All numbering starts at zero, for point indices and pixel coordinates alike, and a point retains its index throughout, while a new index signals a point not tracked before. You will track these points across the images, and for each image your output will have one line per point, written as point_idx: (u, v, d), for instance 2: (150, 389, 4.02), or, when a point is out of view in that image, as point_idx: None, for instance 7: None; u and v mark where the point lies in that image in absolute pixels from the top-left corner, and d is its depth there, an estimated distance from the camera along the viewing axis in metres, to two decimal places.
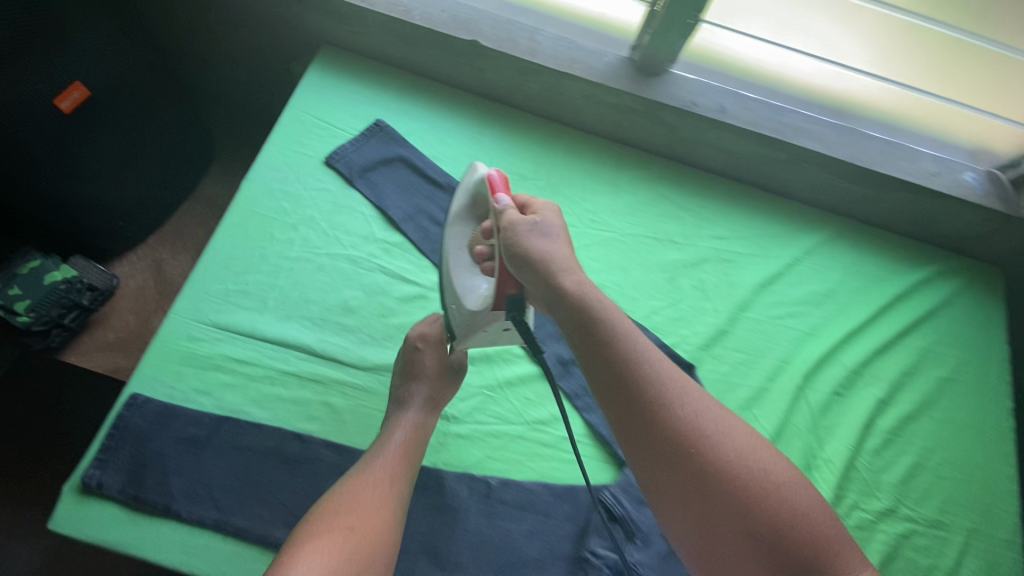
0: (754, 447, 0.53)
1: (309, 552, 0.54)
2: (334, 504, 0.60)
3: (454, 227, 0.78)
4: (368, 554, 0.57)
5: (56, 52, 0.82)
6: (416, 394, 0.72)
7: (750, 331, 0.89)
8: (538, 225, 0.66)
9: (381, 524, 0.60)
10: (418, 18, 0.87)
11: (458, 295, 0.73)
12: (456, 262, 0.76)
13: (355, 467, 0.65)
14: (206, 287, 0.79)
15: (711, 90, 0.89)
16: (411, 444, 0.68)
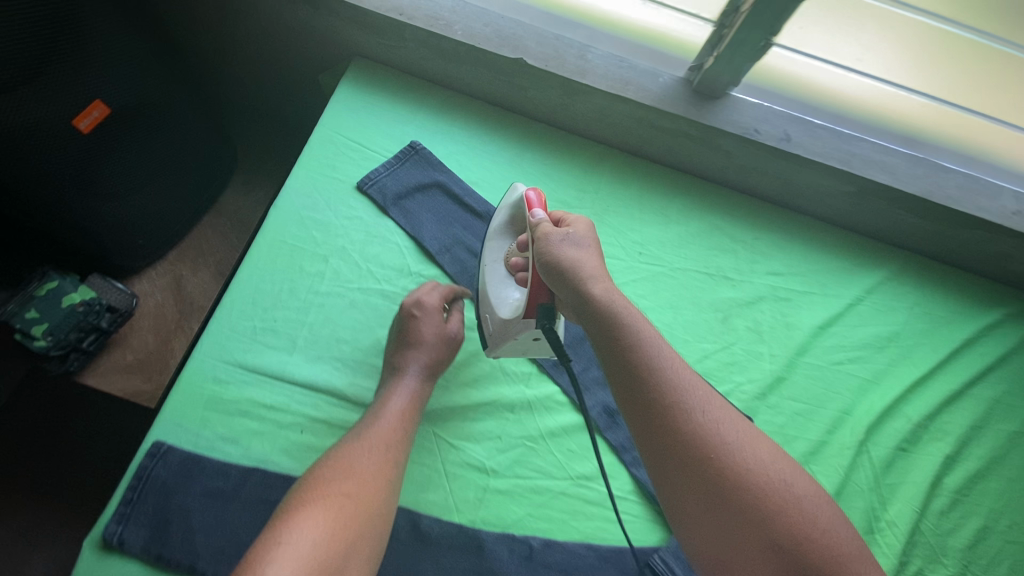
0: (777, 459, 0.52)
1: (305, 515, 0.53)
2: (331, 469, 0.59)
3: (491, 241, 0.81)
4: (363, 527, 0.56)
5: (77, 69, 0.76)
6: (414, 359, 0.72)
7: (808, 378, 0.83)
8: (567, 236, 0.68)
9: (376, 494, 0.59)
10: (459, 33, 0.80)
11: (493, 307, 0.75)
12: (492, 275, 0.78)
13: (353, 431, 0.65)
14: (232, 324, 0.75)
15: (775, 116, 0.82)
16: (408, 411, 0.68)
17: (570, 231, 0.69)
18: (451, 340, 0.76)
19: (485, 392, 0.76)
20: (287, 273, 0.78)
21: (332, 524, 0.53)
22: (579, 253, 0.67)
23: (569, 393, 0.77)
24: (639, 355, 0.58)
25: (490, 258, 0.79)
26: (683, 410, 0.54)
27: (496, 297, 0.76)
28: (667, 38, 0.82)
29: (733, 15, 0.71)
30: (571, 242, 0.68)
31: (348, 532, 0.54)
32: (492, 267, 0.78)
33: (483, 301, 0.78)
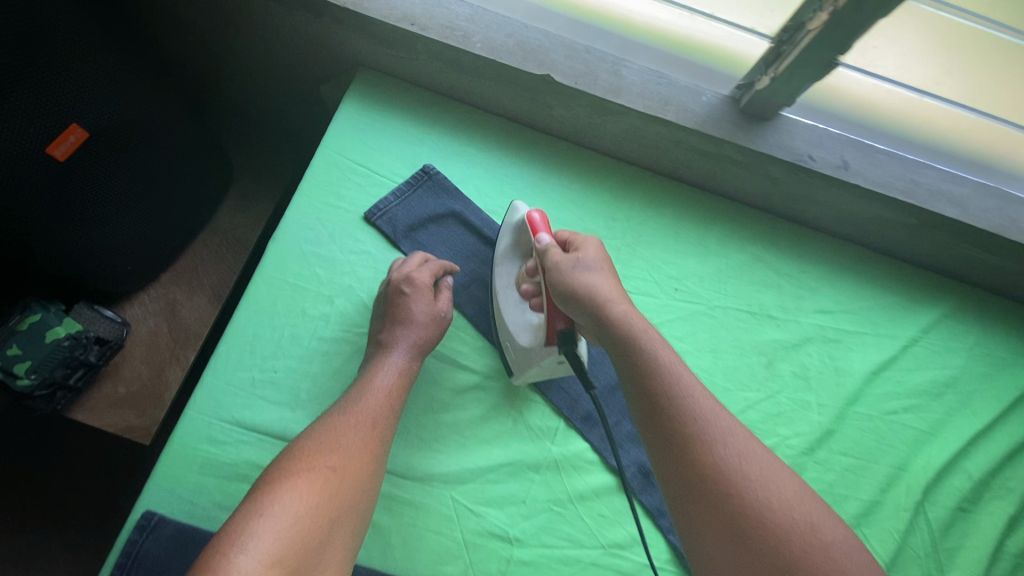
0: (797, 496, 0.48)
1: (289, 489, 0.51)
2: (319, 440, 0.57)
3: (499, 262, 0.73)
4: (346, 502, 0.54)
5: (49, 91, 0.68)
6: (401, 337, 0.67)
7: (858, 430, 0.76)
8: (583, 263, 0.63)
9: (362, 469, 0.57)
10: (478, 46, 0.71)
11: (512, 333, 0.68)
12: (506, 299, 0.70)
13: (339, 406, 0.62)
14: (228, 376, 0.68)
15: (831, 140, 0.73)
16: (396, 387, 0.65)
17: (584, 256, 0.64)
18: (440, 319, 0.71)
19: (507, 451, 0.69)
20: (287, 315, 0.71)
21: (315, 500, 0.51)
22: (593, 277, 0.62)
23: (601, 452, 0.71)
24: (659, 381, 0.54)
25: (501, 283, 0.71)
26: (700, 437, 0.51)
27: (513, 322, 0.69)
28: (712, 50, 0.71)
29: (795, 31, 0.62)
30: (589, 268, 0.62)
31: (331, 507, 0.52)
32: (505, 292, 0.71)
33: (499, 326, 0.71)
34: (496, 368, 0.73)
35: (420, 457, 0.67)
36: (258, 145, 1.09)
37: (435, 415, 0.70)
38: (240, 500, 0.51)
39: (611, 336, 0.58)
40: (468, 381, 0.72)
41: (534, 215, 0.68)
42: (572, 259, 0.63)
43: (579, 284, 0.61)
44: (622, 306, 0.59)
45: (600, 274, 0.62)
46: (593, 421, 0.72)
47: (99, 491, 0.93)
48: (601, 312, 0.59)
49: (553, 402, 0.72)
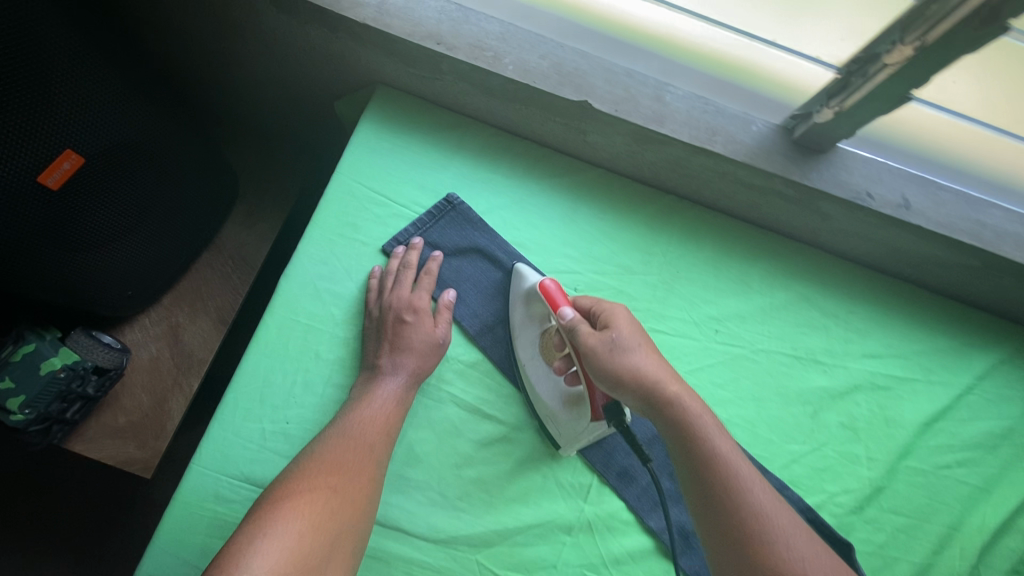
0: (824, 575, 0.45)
1: (287, 511, 0.50)
2: (317, 456, 0.56)
3: (516, 329, 0.69)
4: (348, 516, 0.53)
5: (37, 116, 0.61)
6: (401, 364, 0.64)
7: (909, 485, 0.71)
8: (621, 343, 0.57)
9: (363, 482, 0.55)
10: (510, 68, 0.65)
11: (555, 406, 0.64)
12: (537, 369, 0.67)
13: (334, 429, 0.59)
14: (237, 428, 0.63)
15: (891, 176, 0.67)
16: (395, 409, 0.62)
17: (620, 332, 0.58)
18: (439, 344, 0.67)
19: (536, 510, 0.65)
20: (298, 359, 0.66)
21: (315, 518, 0.51)
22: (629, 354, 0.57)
23: (638, 513, 0.66)
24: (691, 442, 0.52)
25: (526, 354, 0.67)
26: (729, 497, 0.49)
27: (552, 394, 0.65)
28: (765, 76, 0.65)
29: (865, 63, 0.56)
30: (630, 348, 0.57)
31: (333, 523, 0.51)
32: (532, 362, 0.67)
33: (535, 398, 0.67)
34: (525, 419, 0.68)
35: (443, 518, 0.63)
36: (264, 157, 1.03)
37: (458, 471, 0.65)
38: (239, 523, 0.50)
39: (667, 425, 0.54)
40: (494, 432, 0.67)
41: (547, 285, 0.64)
42: (608, 340, 0.58)
43: (625, 369, 0.56)
44: (675, 388, 0.54)
45: (640, 351, 0.57)
46: (629, 477, 0.67)
47: (103, 507, 0.92)
48: (656, 400, 0.54)
49: (586, 456, 0.67)
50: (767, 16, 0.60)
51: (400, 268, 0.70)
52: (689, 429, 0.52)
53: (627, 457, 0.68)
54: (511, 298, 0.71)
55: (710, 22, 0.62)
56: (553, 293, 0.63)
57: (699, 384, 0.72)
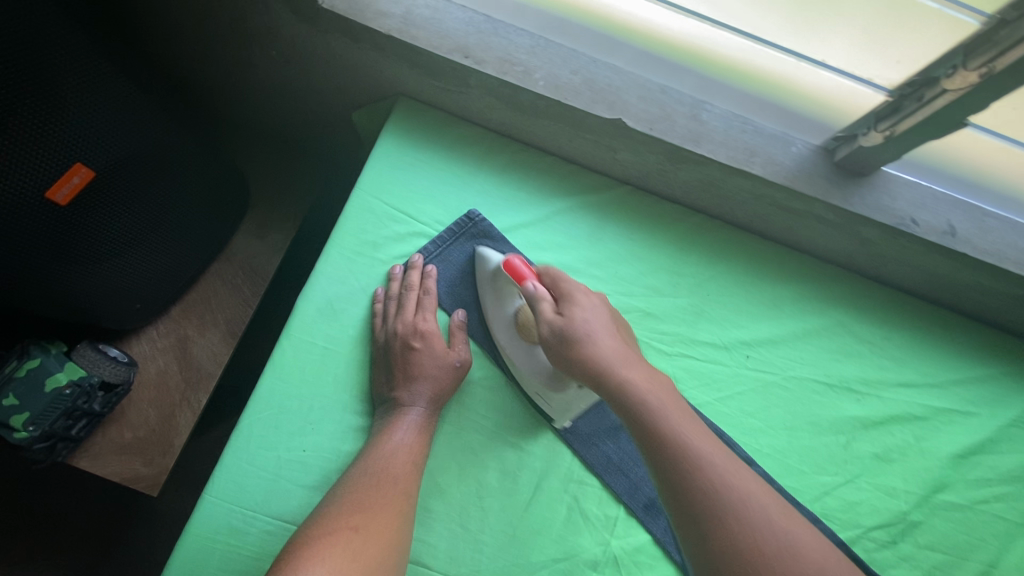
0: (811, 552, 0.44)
1: (309, 557, 0.47)
2: (338, 499, 0.53)
3: (489, 312, 0.68)
4: (378, 558, 0.49)
5: (48, 129, 0.58)
6: (419, 394, 0.61)
7: (948, 520, 0.67)
8: (579, 325, 0.56)
9: (390, 520, 0.52)
10: (541, 84, 0.63)
11: (542, 383, 0.64)
12: (518, 350, 0.65)
13: (357, 469, 0.56)
14: (252, 457, 0.60)
15: (935, 202, 0.65)
16: (418, 442, 0.59)
17: (581, 314, 0.57)
18: (459, 368, 0.65)
19: (560, 544, 0.62)
20: (314, 383, 0.63)
21: (340, 561, 0.47)
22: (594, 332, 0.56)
23: (666, 547, 0.63)
24: (644, 417, 0.50)
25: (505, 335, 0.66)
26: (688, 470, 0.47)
27: (535, 373, 0.64)
28: (809, 97, 0.62)
29: (920, 86, 0.54)
30: (588, 331, 0.56)
31: (361, 566, 0.48)
32: (511, 341, 0.66)
33: (522, 378, 0.66)
34: (551, 448, 0.65)
35: (464, 551, 0.60)
36: (276, 165, 1.01)
37: (480, 502, 0.62)
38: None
39: (629, 408, 0.51)
40: (517, 461, 0.64)
41: (512, 261, 0.61)
42: (567, 319, 0.57)
43: (579, 350, 0.55)
44: (627, 371, 0.53)
45: (597, 334, 0.56)
46: (656, 509, 0.65)
47: (114, 513, 0.94)
48: (604, 381, 0.53)
49: (611, 487, 0.65)
50: (819, 40, 0.56)
51: (404, 290, 0.67)
52: (638, 408, 0.51)
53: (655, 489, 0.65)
54: (478, 280, 0.69)
55: (755, 40, 0.59)
56: (519, 269, 0.61)
57: (728, 412, 0.68)
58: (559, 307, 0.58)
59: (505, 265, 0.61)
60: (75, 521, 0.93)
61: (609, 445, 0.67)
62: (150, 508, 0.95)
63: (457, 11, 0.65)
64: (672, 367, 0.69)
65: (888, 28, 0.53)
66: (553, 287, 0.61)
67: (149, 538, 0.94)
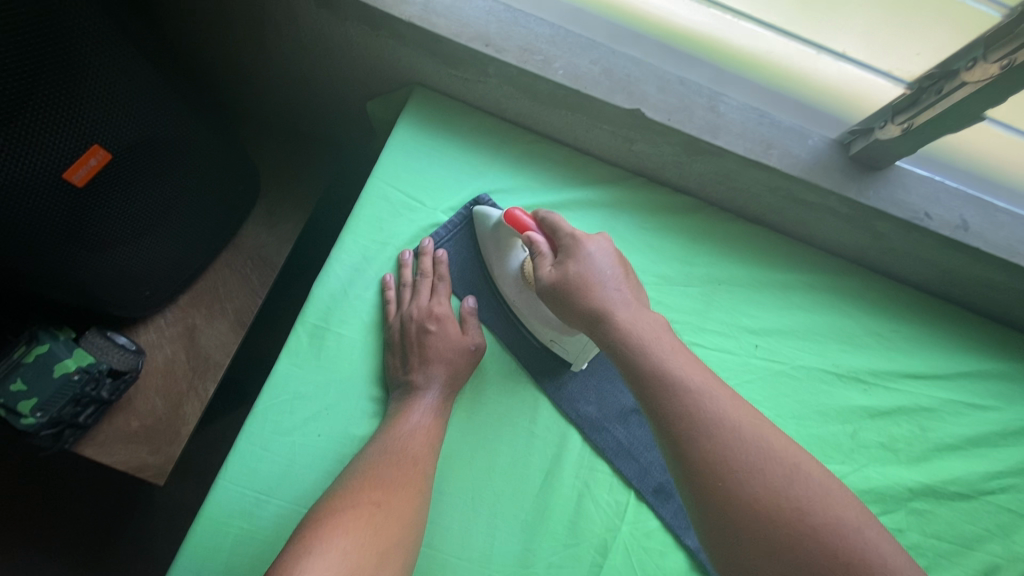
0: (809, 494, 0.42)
1: (334, 530, 0.47)
2: (358, 476, 0.53)
3: (495, 267, 0.68)
4: (397, 533, 0.50)
5: (62, 111, 0.58)
6: (435, 377, 0.61)
7: (954, 510, 0.67)
8: (574, 276, 0.56)
9: (409, 498, 0.53)
10: (560, 73, 0.63)
11: (554, 330, 0.64)
12: (526, 302, 0.66)
13: (375, 447, 0.56)
14: (266, 441, 0.60)
15: (947, 196, 0.66)
16: (433, 424, 0.59)
17: (578, 265, 0.57)
18: (473, 352, 0.65)
19: (572, 530, 0.62)
20: (328, 368, 0.63)
21: (363, 535, 0.48)
22: (592, 281, 0.56)
23: (675, 530, 0.63)
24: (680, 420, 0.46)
25: (512, 287, 0.66)
26: (738, 476, 0.43)
27: (544, 321, 0.65)
28: (827, 90, 0.63)
29: (940, 79, 0.55)
30: (583, 282, 0.55)
31: (381, 541, 0.48)
32: (520, 295, 0.66)
33: (534, 329, 0.67)
34: (565, 436, 0.65)
35: (477, 534, 0.60)
36: (286, 154, 1.00)
37: (493, 486, 0.62)
38: (282, 548, 0.47)
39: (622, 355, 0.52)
40: (529, 446, 0.64)
41: (514, 212, 0.61)
42: (561, 271, 0.57)
43: (573, 299, 0.55)
44: (619, 316, 0.53)
45: (595, 283, 0.55)
46: (666, 493, 0.65)
47: (116, 501, 0.94)
48: (596, 327, 0.54)
49: (622, 472, 0.65)
50: (841, 33, 0.57)
51: (417, 277, 0.67)
52: (627, 351, 0.51)
53: (665, 474, 0.65)
54: (481, 240, 0.69)
55: (777, 30, 0.59)
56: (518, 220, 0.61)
57: None
58: (556, 261, 0.58)
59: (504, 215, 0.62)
60: (72, 512, 0.92)
61: (621, 430, 0.67)
62: (153, 495, 0.95)
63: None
64: None
65: (909, 20, 0.54)
66: (552, 238, 0.60)
67: (151, 527, 0.94)
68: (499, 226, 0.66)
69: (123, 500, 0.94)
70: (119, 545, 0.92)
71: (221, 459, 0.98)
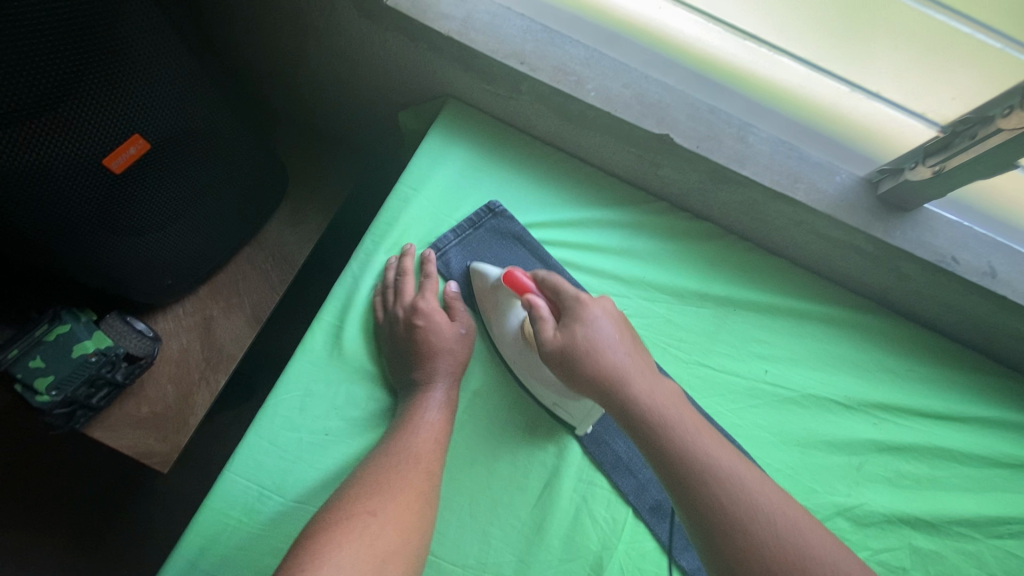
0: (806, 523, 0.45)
1: (328, 544, 0.46)
2: (359, 483, 0.52)
3: (494, 329, 0.66)
4: (396, 541, 0.48)
5: (107, 102, 0.59)
6: (437, 371, 0.62)
7: (965, 557, 0.64)
8: (583, 342, 0.54)
9: (411, 498, 0.52)
10: (592, 94, 0.64)
11: (558, 394, 0.62)
12: (526, 365, 0.64)
13: (381, 452, 0.55)
14: (275, 437, 0.60)
15: (977, 243, 0.65)
16: (442, 421, 0.59)
17: (585, 329, 0.55)
18: (464, 336, 0.65)
19: (568, 545, 0.61)
20: (340, 367, 0.64)
21: (359, 546, 0.46)
22: (608, 351, 0.54)
23: (668, 549, 0.62)
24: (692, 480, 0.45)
25: (516, 354, 0.64)
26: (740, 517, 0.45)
27: (546, 384, 0.62)
28: (858, 127, 0.63)
29: (976, 124, 0.54)
30: (591, 345, 0.54)
31: (378, 550, 0.47)
32: (521, 360, 0.64)
33: (536, 391, 0.64)
34: (565, 447, 0.65)
35: (469, 540, 0.59)
36: (316, 158, 1.03)
37: (491, 494, 0.62)
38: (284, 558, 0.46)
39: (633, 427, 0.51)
40: (528, 454, 0.64)
41: (516, 273, 0.60)
42: (568, 336, 0.55)
43: (584, 366, 0.54)
44: (635, 387, 0.52)
45: (604, 348, 0.54)
46: (663, 511, 0.64)
47: (117, 482, 0.94)
48: (613, 398, 0.52)
49: (619, 486, 0.64)
50: (877, 73, 0.57)
51: (399, 277, 0.67)
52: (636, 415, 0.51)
53: (662, 491, 0.64)
54: (476, 293, 0.68)
55: (811, 66, 0.60)
56: (519, 281, 0.60)
57: (747, 428, 0.67)
58: (562, 326, 0.56)
59: (506, 276, 0.60)
60: (75, 493, 0.93)
61: (620, 444, 0.66)
62: (153, 476, 0.96)
63: (516, 18, 0.66)
64: (690, 376, 0.69)
65: (941, 66, 0.54)
66: (556, 299, 0.59)
67: (148, 507, 0.94)
68: (497, 284, 0.65)
69: (123, 481, 0.94)
70: (113, 525, 0.92)
71: (224, 449, 0.98)
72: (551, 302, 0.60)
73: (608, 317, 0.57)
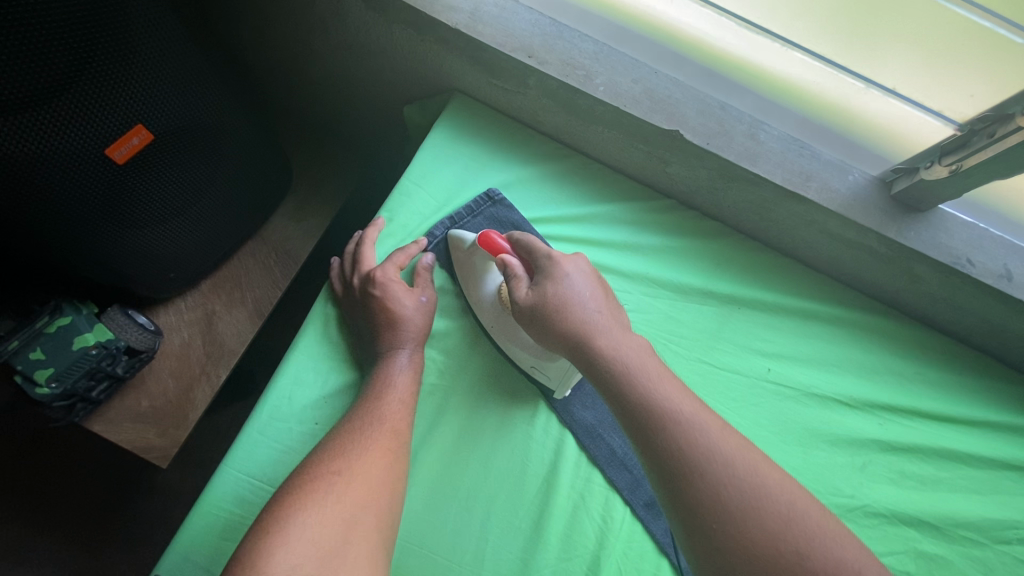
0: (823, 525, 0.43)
1: (293, 507, 0.45)
2: (325, 447, 0.51)
3: (470, 294, 0.66)
4: (365, 498, 0.47)
5: (112, 91, 0.59)
6: (399, 339, 0.60)
7: (974, 564, 0.63)
8: (553, 299, 0.54)
9: (380, 459, 0.50)
10: (601, 89, 0.63)
11: (535, 356, 0.62)
12: (503, 329, 0.64)
13: (345, 418, 0.54)
14: (272, 430, 0.59)
15: (992, 244, 0.63)
16: (407, 388, 0.57)
17: (555, 286, 0.55)
18: (422, 304, 0.63)
19: (567, 544, 0.59)
20: (339, 361, 0.63)
21: (324, 505, 0.45)
22: (577, 306, 0.54)
23: (664, 549, 0.61)
24: (693, 476, 0.43)
25: (492, 318, 0.65)
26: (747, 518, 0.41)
27: (523, 346, 0.63)
28: (870, 125, 0.62)
29: (994, 122, 0.53)
30: (560, 302, 0.54)
31: (345, 508, 0.46)
32: (497, 325, 0.64)
33: (513, 355, 0.65)
34: (562, 441, 0.64)
35: (467, 538, 0.58)
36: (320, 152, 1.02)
37: (489, 490, 0.61)
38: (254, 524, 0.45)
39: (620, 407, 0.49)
40: (527, 451, 0.63)
41: (490, 234, 0.60)
42: (539, 292, 0.55)
43: (554, 322, 0.54)
44: (602, 341, 0.51)
45: (574, 305, 0.54)
46: (656, 509, 0.63)
47: (115, 475, 0.94)
48: (582, 354, 0.52)
49: (613, 481, 0.63)
50: (892, 70, 0.56)
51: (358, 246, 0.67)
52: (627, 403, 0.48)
53: None
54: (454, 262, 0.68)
55: (828, 62, 0.58)
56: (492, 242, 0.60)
57: (753, 429, 0.66)
58: (534, 284, 0.57)
59: (480, 237, 0.60)
60: (72, 485, 0.92)
61: (615, 439, 0.65)
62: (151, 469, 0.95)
63: (525, 11, 0.66)
64: (695, 376, 0.67)
65: (959, 62, 0.53)
66: (530, 260, 0.59)
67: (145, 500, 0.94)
68: (473, 249, 0.65)
69: (120, 474, 0.94)
70: (109, 518, 0.92)
71: (222, 442, 0.98)
72: (526, 263, 0.60)
73: (579, 274, 0.57)
